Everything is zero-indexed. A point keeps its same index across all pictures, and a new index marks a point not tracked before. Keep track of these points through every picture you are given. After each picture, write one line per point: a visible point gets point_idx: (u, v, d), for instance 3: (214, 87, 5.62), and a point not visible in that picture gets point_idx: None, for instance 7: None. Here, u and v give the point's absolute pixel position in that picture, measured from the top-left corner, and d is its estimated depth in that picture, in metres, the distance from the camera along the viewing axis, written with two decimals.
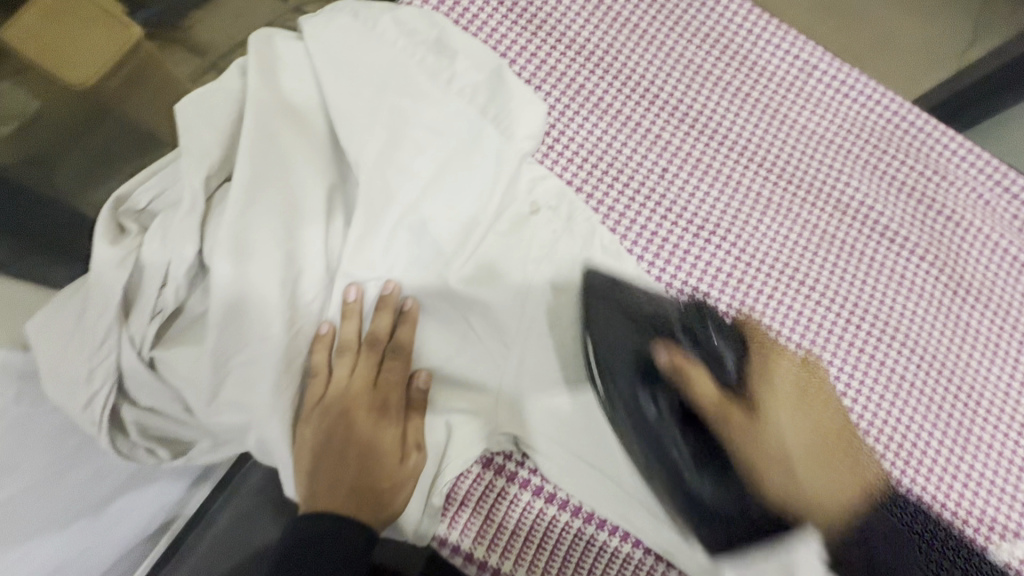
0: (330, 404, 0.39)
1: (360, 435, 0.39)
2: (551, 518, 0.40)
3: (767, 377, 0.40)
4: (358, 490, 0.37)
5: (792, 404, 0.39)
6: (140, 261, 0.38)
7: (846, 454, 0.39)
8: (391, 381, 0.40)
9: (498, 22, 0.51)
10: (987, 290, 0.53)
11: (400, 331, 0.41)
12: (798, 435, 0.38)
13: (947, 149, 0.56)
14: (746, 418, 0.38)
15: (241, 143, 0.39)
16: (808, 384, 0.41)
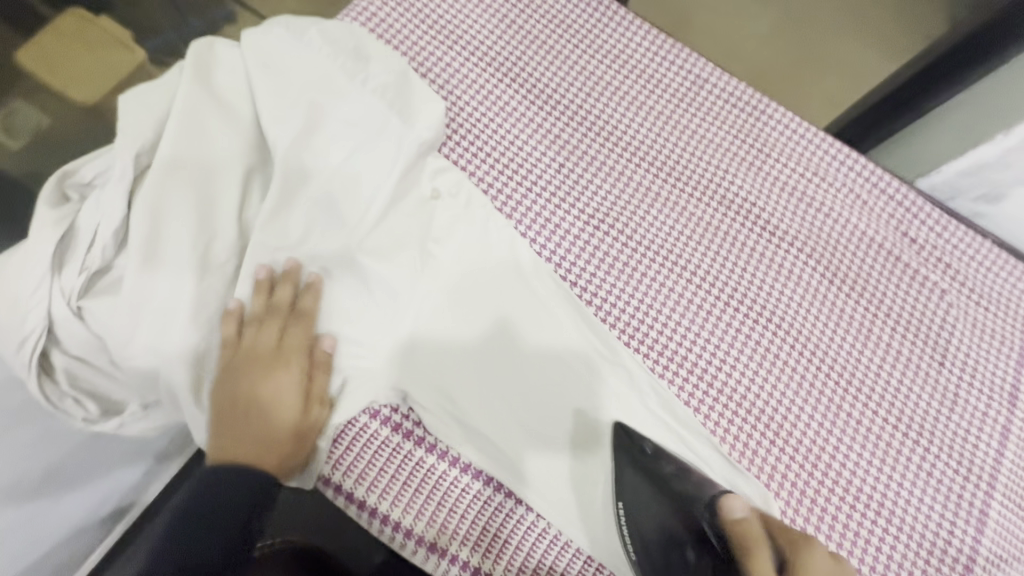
0: (235, 364, 0.44)
1: (261, 390, 0.43)
2: (426, 464, 0.46)
3: None
4: (263, 439, 0.43)
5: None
6: (74, 225, 0.44)
7: None
8: (294, 343, 0.45)
9: (418, 37, 0.59)
10: (863, 281, 0.57)
11: (302, 301, 0.46)
12: None
13: (828, 155, 0.61)
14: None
15: (169, 128, 0.45)
16: None
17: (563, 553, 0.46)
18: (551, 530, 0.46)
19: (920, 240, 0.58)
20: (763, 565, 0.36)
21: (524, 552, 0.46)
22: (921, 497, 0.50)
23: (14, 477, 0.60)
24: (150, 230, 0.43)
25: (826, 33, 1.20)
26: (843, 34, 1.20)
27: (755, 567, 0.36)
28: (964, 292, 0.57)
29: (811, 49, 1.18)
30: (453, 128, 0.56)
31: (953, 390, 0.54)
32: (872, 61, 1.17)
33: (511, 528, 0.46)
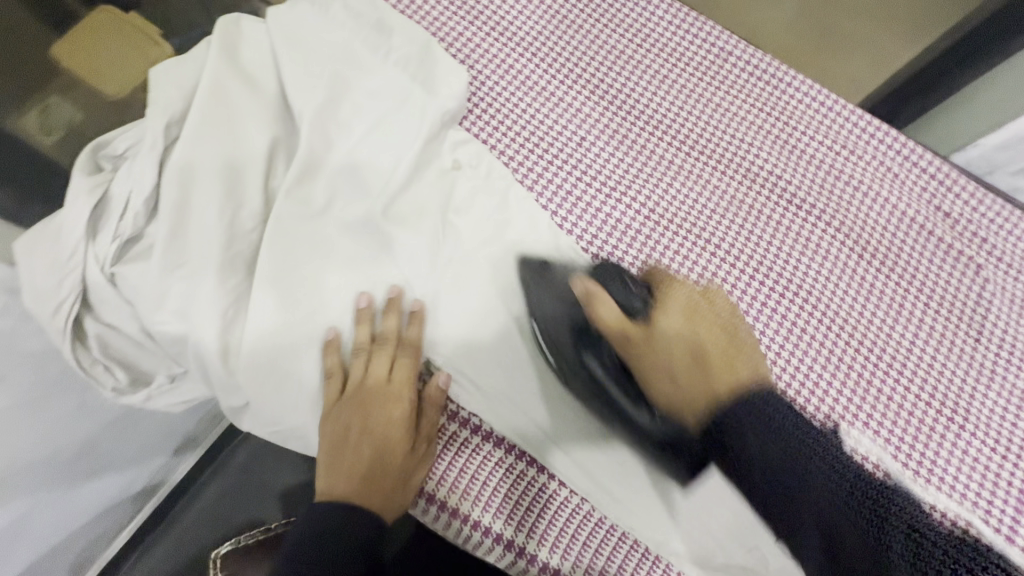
0: (351, 397, 0.44)
1: (376, 424, 0.43)
2: (449, 432, 0.46)
3: (661, 301, 0.46)
4: (373, 476, 0.42)
5: (680, 310, 0.45)
6: (108, 193, 0.45)
7: (730, 360, 0.42)
8: (404, 377, 0.44)
9: (438, 11, 0.59)
10: (893, 255, 0.55)
11: (409, 330, 0.46)
12: (676, 347, 0.43)
13: (856, 127, 0.59)
14: (643, 339, 0.44)
15: (196, 99, 0.46)
16: (700, 302, 0.46)
17: (584, 521, 0.46)
18: (572, 498, 0.46)
19: (953, 214, 0.57)
20: (605, 308, 0.44)
21: (546, 519, 0.46)
22: (958, 476, 0.48)
23: (53, 449, 0.63)
24: (181, 199, 0.44)
25: (855, 11, 1.16)
26: (874, 13, 1.16)
27: (596, 307, 0.44)
28: (1001, 267, 0.55)
29: (839, 28, 1.15)
30: (472, 101, 0.56)
31: (990, 367, 0.52)
32: (905, 40, 1.13)
33: (533, 495, 0.46)
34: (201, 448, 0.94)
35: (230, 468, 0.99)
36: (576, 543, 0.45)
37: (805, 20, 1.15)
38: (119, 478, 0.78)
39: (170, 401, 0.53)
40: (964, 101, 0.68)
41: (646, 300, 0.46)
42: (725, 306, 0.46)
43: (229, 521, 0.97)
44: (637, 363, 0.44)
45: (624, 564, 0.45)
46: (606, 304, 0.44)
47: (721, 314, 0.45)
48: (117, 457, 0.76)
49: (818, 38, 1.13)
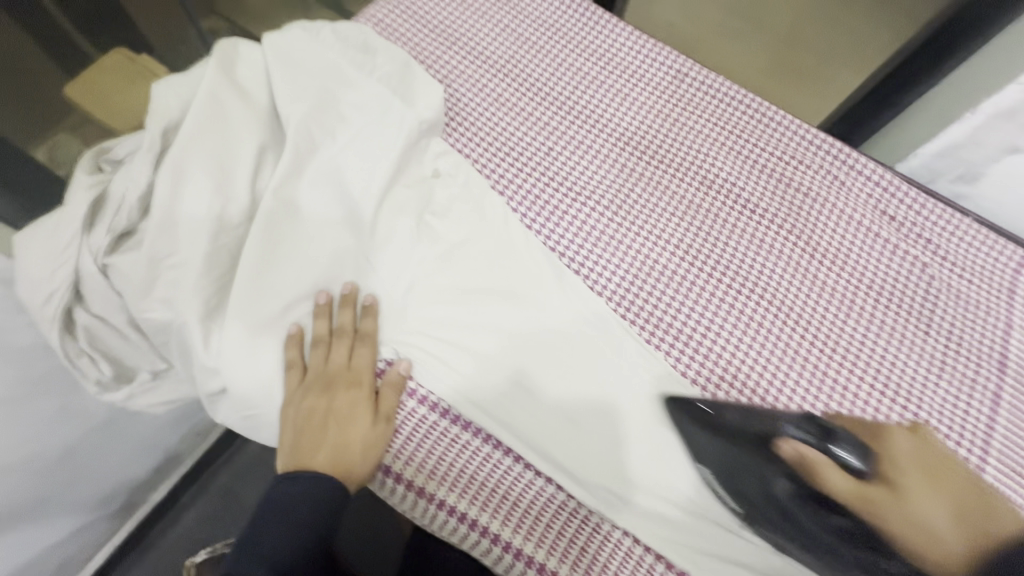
0: (311, 384, 0.48)
1: (337, 407, 0.47)
2: (416, 415, 0.48)
3: (890, 452, 0.41)
4: (335, 449, 0.45)
5: (913, 460, 0.40)
6: (105, 190, 0.49)
7: (988, 519, 0.36)
8: (361, 363, 0.49)
9: (420, 39, 0.65)
10: (844, 255, 0.59)
11: (364, 323, 0.50)
12: (934, 507, 0.37)
13: (805, 139, 0.64)
14: (885, 498, 0.38)
15: (193, 106, 0.50)
16: (926, 455, 0.41)
17: (549, 503, 0.47)
18: (537, 482, 0.47)
19: (898, 217, 0.61)
20: (830, 472, 0.39)
21: (511, 502, 0.47)
22: None
23: (35, 452, 0.64)
24: (172, 193, 0.47)
25: (817, 54, 1.26)
26: (834, 56, 1.26)
27: (820, 473, 0.40)
28: (946, 266, 0.59)
29: (802, 69, 1.24)
30: (449, 116, 0.61)
31: (941, 358, 0.54)
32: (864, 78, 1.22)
33: (499, 479, 0.47)
34: (183, 467, 0.94)
35: (211, 488, 0.99)
36: (538, 524, 0.46)
37: (768, 60, 1.26)
38: (96, 492, 0.78)
39: (151, 400, 0.55)
40: (907, 120, 0.73)
41: (867, 449, 0.41)
42: (945, 453, 0.41)
43: (207, 542, 0.95)
44: (883, 525, 0.37)
45: (586, 547, 0.46)
46: (828, 463, 0.40)
47: (948, 462, 0.40)
48: (99, 468, 0.76)
49: (782, 77, 1.24)
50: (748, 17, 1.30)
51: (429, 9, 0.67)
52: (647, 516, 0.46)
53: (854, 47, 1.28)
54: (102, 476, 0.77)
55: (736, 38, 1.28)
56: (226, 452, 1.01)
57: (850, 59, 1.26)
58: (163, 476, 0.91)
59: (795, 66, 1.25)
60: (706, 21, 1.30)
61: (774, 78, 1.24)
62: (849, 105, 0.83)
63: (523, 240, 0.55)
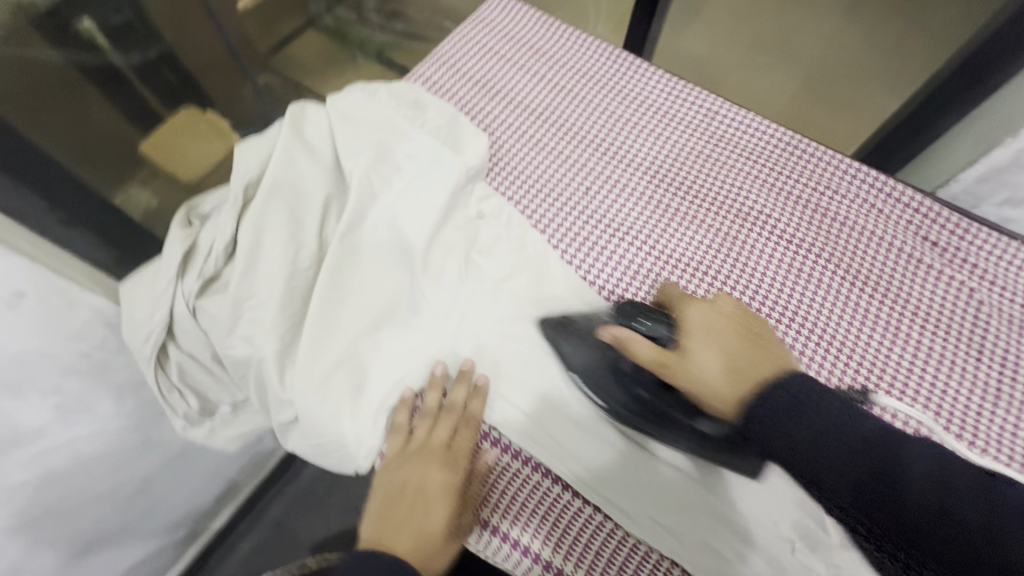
0: (413, 453, 0.51)
1: (430, 485, 0.49)
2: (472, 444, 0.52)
3: (683, 318, 0.49)
4: (419, 532, 0.47)
5: (705, 320, 0.48)
6: (194, 242, 0.55)
7: (756, 356, 0.45)
8: (462, 445, 0.51)
9: (464, 92, 0.70)
10: (886, 282, 0.59)
11: (471, 405, 0.52)
12: (714, 356, 0.46)
13: (839, 170, 0.65)
14: (674, 357, 0.47)
15: (270, 164, 0.57)
16: (715, 315, 0.49)
17: (597, 530, 0.49)
18: (585, 509, 0.50)
19: (942, 243, 0.61)
20: (636, 344, 0.47)
21: (560, 529, 0.49)
22: None
23: (120, 478, 0.70)
24: (252, 241, 0.53)
25: (843, 84, 1.27)
26: (862, 84, 1.27)
27: (631, 347, 0.47)
28: (995, 290, 0.58)
29: (835, 96, 1.26)
30: (491, 161, 0.66)
31: (993, 384, 0.53)
32: (894, 99, 1.22)
33: (548, 506, 0.50)
34: (242, 494, 0.99)
35: (266, 517, 1.04)
36: (590, 550, 0.48)
37: (801, 85, 1.28)
38: (167, 517, 0.84)
39: (224, 432, 0.62)
40: (946, 146, 0.74)
41: (669, 321, 0.48)
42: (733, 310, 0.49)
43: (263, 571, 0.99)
44: (680, 379, 0.46)
45: None
46: (637, 339, 0.47)
47: (733, 317, 0.48)
48: (171, 495, 0.82)
49: (816, 102, 1.26)
50: (772, 51, 1.32)
51: (472, 64, 0.73)
52: (704, 556, 0.47)
53: (887, 70, 1.29)
54: (174, 504, 0.83)
55: (761, 72, 1.30)
56: (279, 483, 1.05)
57: (882, 82, 1.27)
58: (226, 503, 0.97)
59: (828, 91, 1.26)
60: (729, 57, 1.33)
61: (809, 103, 1.25)
62: (883, 130, 0.84)
63: (565, 274, 0.58)
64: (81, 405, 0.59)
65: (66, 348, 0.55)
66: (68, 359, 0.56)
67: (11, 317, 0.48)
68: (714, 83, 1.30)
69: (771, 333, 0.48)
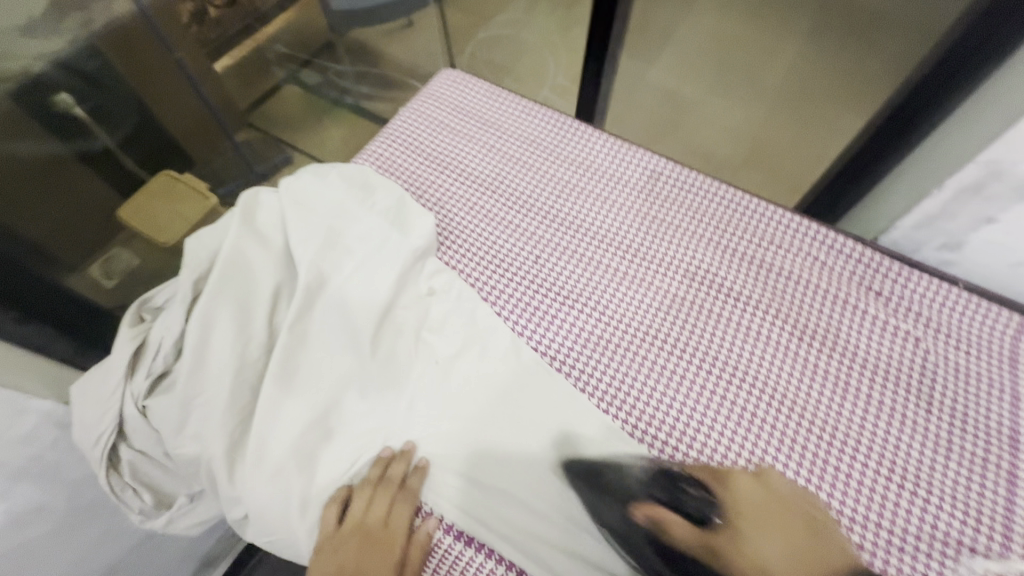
0: (350, 535, 0.49)
1: (365, 566, 0.48)
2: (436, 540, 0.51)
3: (733, 497, 0.48)
4: None
5: (752, 495, 0.47)
6: (144, 340, 0.56)
7: (811, 550, 0.44)
8: (400, 519, 0.50)
9: (415, 167, 0.72)
10: (832, 334, 0.60)
11: (410, 480, 0.52)
12: (766, 540, 0.45)
13: (781, 225, 0.67)
14: (724, 542, 0.46)
15: (220, 257, 0.57)
16: (764, 495, 0.47)
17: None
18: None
19: (885, 292, 0.62)
20: (676, 525, 0.47)
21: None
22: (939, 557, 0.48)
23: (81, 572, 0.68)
24: (201, 338, 0.54)
25: (790, 132, 1.38)
26: (809, 133, 1.36)
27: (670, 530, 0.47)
28: (939, 337, 0.59)
29: (785, 141, 1.37)
30: (443, 235, 0.67)
31: (944, 436, 0.54)
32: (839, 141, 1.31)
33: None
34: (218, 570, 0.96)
35: None
36: None
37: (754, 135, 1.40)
38: None
39: (187, 518, 0.61)
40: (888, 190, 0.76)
41: (711, 498, 0.49)
42: (787, 489, 0.48)
43: None
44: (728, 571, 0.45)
45: None
46: (675, 519, 0.48)
47: (787, 497, 0.47)
48: None
49: (770, 148, 1.37)
50: (726, 101, 1.46)
51: (423, 139, 0.75)
52: None
53: (833, 113, 1.38)
54: None
55: (714, 118, 1.44)
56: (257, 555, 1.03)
57: (828, 125, 1.37)
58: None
59: (778, 138, 1.38)
60: (685, 103, 1.47)
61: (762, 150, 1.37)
62: (836, 170, 0.86)
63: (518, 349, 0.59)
64: (35, 507, 0.58)
65: (16, 454, 0.55)
66: (19, 465, 0.55)
67: None
68: (672, 137, 1.42)
69: (830, 521, 0.47)
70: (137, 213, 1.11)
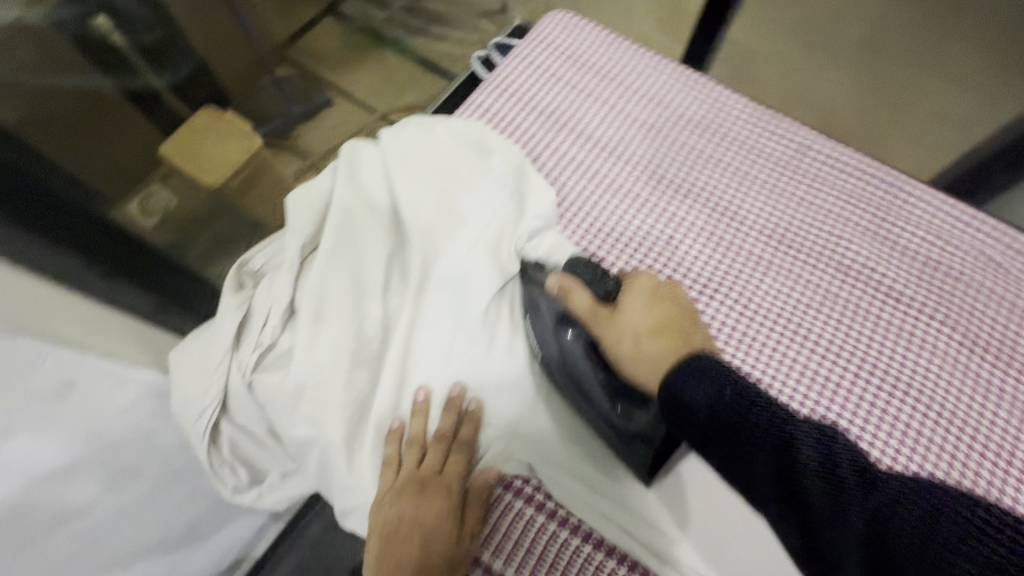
0: (402, 487, 0.46)
1: (423, 519, 0.45)
2: (525, 515, 0.48)
3: (630, 282, 0.49)
4: (419, 569, 0.43)
5: (640, 303, 0.46)
6: (249, 309, 0.51)
7: (686, 338, 0.44)
8: (456, 471, 0.48)
9: (529, 126, 0.64)
10: (1007, 348, 0.53)
11: (463, 430, 0.48)
12: (645, 318, 0.45)
13: (949, 217, 0.59)
14: (605, 314, 0.47)
15: (328, 226, 0.52)
16: (665, 292, 0.48)
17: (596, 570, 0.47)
18: (583, 546, 0.48)
19: None
20: (575, 295, 0.48)
21: (547, 562, 0.47)
22: None
23: (164, 534, 0.65)
24: (314, 316, 0.49)
25: (943, 89, 1.05)
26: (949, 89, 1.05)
27: (567, 296, 0.49)
28: None
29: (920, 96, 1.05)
30: (565, 206, 0.60)
31: None
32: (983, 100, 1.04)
33: (542, 541, 0.48)
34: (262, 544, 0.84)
35: None
36: None
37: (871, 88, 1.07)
38: (205, 564, 0.76)
39: (274, 497, 0.58)
40: None
41: (617, 282, 0.50)
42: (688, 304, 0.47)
43: None
44: (600, 333, 0.47)
45: None
46: (577, 290, 0.48)
47: (682, 304, 0.47)
48: (211, 549, 0.75)
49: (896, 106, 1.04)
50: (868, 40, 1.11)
51: (535, 91, 0.66)
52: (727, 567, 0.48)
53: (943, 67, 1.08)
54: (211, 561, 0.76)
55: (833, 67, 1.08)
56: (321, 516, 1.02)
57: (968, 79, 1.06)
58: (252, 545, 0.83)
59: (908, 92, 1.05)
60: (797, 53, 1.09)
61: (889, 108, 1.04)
62: (998, 146, 0.75)
63: None
64: (129, 474, 0.55)
65: (116, 422, 0.52)
66: (116, 435, 0.52)
67: (59, 408, 0.46)
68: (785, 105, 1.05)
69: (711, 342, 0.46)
70: (174, 151, 0.96)
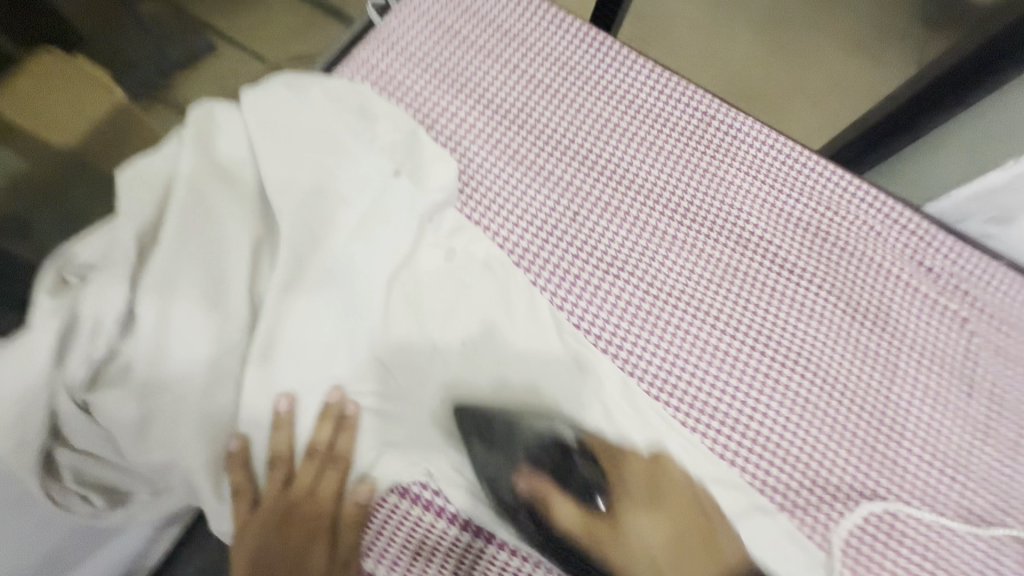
0: (266, 519, 0.42)
1: (291, 548, 0.42)
2: (416, 519, 0.44)
3: (618, 470, 0.46)
4: None
5: (645, 521, 0.45)
6: (74, 315, 0.41)
7: (695, 541, 0.44)
8: (327, 491, 0.43)
9: (423, 89, 0.58)
10: (883, 313, 0.55)
11: (339, 442, 0.44)
12: (653, 530, 0.44)
13: (840, 187, 0.60)
14: (605, 531, 0.44)
15: (172, 210, 0.44)
16: (653, 475, 0.46)
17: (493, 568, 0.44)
18: (482, 547, 0.45)
19: (938, 269, 0.57)
20: (560, 508, 0.44)
21: (450, 568, 0.44)
22: (978, 545, 0.48)
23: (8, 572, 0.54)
24: (160, 320, 0.42)
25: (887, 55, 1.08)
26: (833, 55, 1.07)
27: (550, 508, 0.44)
28: (985, 319, 0.56)
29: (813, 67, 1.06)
30: (464, 181, 0.55)
31: (982, 422, 0.52)
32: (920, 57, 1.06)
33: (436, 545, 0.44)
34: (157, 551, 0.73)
35: None
36: None
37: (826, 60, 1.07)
38: None
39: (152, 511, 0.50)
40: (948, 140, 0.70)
41: (599, 470, 0.46)
42: (680, 472, 0.47)
43: None
44: (605, 557, 0.43)
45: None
46: (561, 504, 0.44)
47: (676, 483, 0.46)
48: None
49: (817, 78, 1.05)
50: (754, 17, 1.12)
51: (429, 50, 0.59)
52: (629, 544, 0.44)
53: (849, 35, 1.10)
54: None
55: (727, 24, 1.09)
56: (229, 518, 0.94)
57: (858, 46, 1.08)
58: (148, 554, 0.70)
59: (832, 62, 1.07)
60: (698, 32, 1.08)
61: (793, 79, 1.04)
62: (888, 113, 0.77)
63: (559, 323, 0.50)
64: None
65: None
66: None
67: None
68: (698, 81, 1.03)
69: (712, 502, 0.46)
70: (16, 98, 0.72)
